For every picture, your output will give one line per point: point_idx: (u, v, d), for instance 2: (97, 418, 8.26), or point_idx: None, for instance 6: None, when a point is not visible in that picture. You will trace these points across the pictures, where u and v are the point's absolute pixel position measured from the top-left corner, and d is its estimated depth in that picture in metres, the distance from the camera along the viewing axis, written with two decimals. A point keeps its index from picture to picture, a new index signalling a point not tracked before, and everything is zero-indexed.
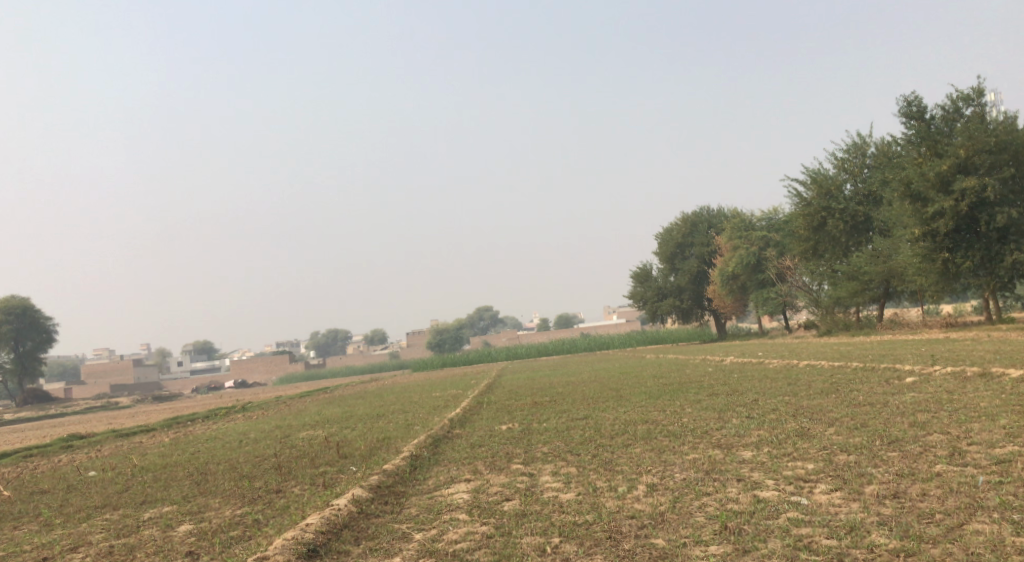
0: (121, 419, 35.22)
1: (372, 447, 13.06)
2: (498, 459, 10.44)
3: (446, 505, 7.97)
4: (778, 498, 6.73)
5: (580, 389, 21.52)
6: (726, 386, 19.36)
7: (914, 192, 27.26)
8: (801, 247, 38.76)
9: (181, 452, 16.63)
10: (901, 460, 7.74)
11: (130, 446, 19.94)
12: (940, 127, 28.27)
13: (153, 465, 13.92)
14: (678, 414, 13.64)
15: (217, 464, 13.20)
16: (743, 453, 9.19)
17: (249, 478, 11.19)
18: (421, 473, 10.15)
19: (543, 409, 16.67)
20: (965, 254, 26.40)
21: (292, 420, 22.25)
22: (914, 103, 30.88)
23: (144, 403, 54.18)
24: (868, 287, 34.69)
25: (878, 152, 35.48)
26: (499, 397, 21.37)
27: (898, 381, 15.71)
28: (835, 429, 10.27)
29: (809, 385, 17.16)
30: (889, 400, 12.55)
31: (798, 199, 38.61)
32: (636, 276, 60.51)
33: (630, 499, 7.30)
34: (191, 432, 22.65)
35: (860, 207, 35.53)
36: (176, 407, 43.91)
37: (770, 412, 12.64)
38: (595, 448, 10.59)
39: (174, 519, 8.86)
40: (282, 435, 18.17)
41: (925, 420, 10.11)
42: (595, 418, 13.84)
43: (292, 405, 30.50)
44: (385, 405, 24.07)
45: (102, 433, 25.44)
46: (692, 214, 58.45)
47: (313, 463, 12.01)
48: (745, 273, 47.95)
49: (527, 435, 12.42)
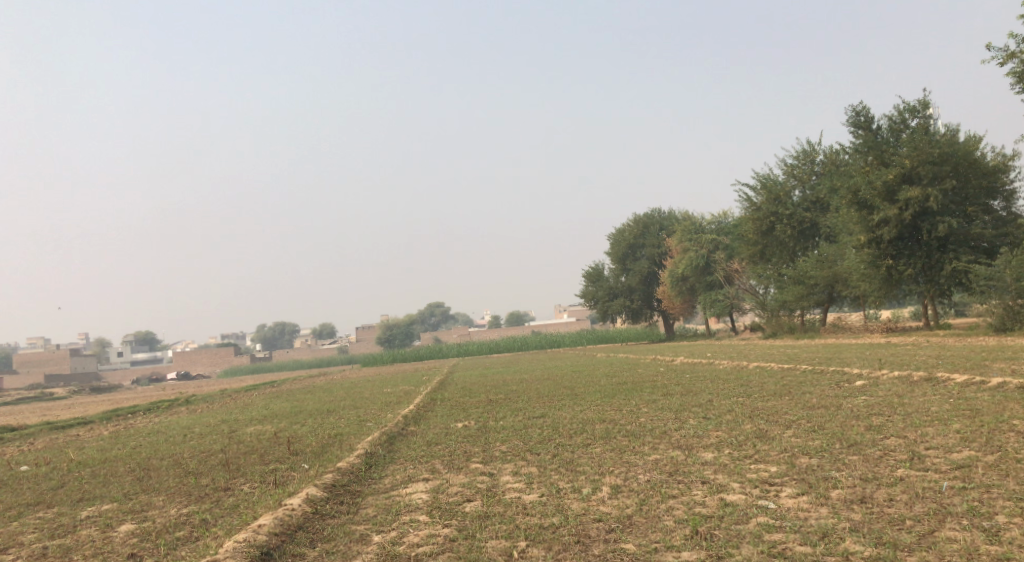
0: (55, 411, 33.93)
1: (324, 444, 12.68)
2: (456, 458, 10.23)
3: (405, 506, 7.71)
4: (746, 502, 6.68)
5: (534, 387, 21.35)
6: (681, 386, 19.42)
7: (860, 200, 27.85)
8: (750, 251, 39.35)
9: (121, 446, 15.97)
10: (863, 464, 7.79)
11: (65, 439, 19.11)
12: (886, 137, 28.93)
13: (91, 459, 13.29)
14: (634, 413, 13.58)
15: (159, 459, 12.68)
16: (705, 455, 9.14)
17: (195, 475, 10.74)
18: (377, 472, 9.85)
19: (498, 406, 16.45)
20: (907, 262, 27.08)
21: (239, 414, 21.59)
22: (863, 112, 31.60)
23: (81, 394, 52.42)
24: (813, 291, 35.36)
25: (826, 160, 36.21)
26: (452, 394, 21.07)
27: (847, 384, 15.96)
28: (793, 431, 10.31)
29: (761, 386, 17.34)
30: (843, 403, 12.69)
31: (748, 203, 39.17)
32: (588, 275, 60.76)
33: (596, 501, 7.16)
34: (132, 425, 21.83)
35: (807, 213, 36.20)
36: (115, 399, 42.52)
37: (727, 413, 12.68)
38: (555, 447, 10.44)
39: (114, 518, 8.40)
40: (228, 429, 17.59)
41: (880, 423, 10.22)
42: (552, 417, 13.69)
43: (238, 398, 29.69)
44: (334, 400, 23.54)
45: (35, 424, 24.35)
46: (644, 215, 58.97)
47: (262, 459, 11.59)
48: (694, 275, 48.51)
49: (484, 433, 12.20)
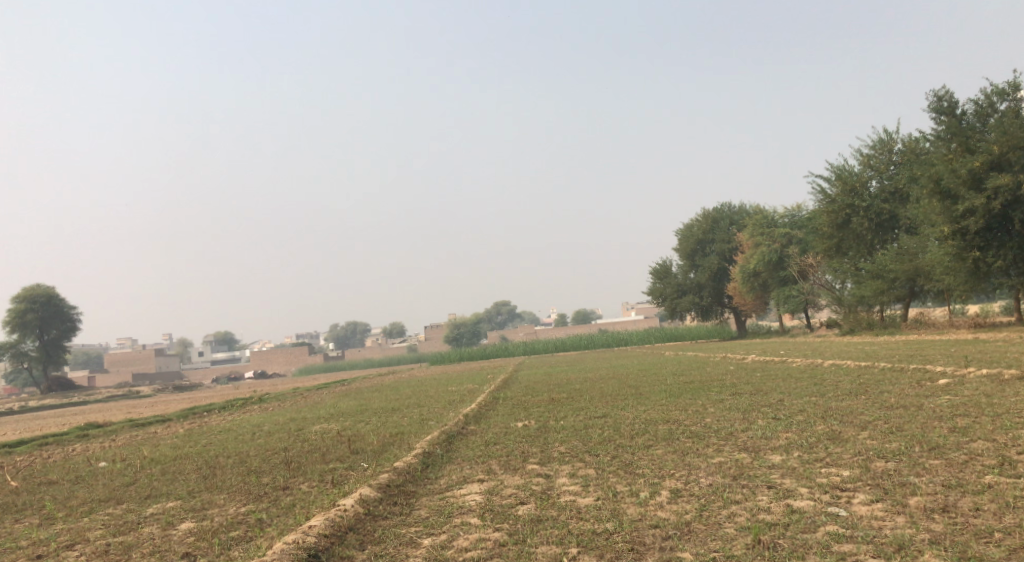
0: (139, 408, 35.34)
1: (384, 443, 12.67)
2: (513, 458, 10.02)
3: (457, 507, 7.55)
4: (814, 509, 6.26)
5: (599, 387, 20.98)
6: (750, 385, 18.80)
7: (944, 189, 26.44)
8: (824, 245, 37.94)
9: (193, 444, 16.36)
10: (945, 470, 7.24)
11: (143, 437, 19.70)
12: (971, 122, 27.42)
13: (163, 457, 13.60)
14: (700, 413, 13.12)
15: (226, 457, 12.91)
16: (772, 458, 8.68)
17: (257, 474, 10.85)
18: (433, 472, 9.75)
19: (561, 406, 16.20)
20: (996, 253, 25.63)
21: (306, 413, 21.96)
22: (946, 97, 30.04)
23: (165, 392, 54.50)
24: (893, 286, 33.83)
25: (905, 149, 34.64)
26: (515, 393, 20.90)
27: (930, 383, 15.09)
28: (869, 433, 9.73)
29: (837, 385, 16.58)
30: (924, 403, 11.96)
31: (822, 195, 37.78)
32: (655, 272, 59.81)
33: (654, 506, 6.85)
34: (207, 423, 22.44)
35: (885, 204, 34.66)
36: (195, 397, 43.96)
37: (798, 414, 12.10)
38: (615, 448, 10.13)
39: (175, 517, 8.51)
40: (295, 428, 17.83)
41: (966, 425, 9.53)
42: (615, 417, 13.34)
43: (309, 396, 30.36)
44: (399, 399, 23.67)
45: (117, 422, 25.31)
46: (714, 210, 57.63)
47: (323, 458, 11.65)
48: (767, 271, 47.11)
49: (544, 433, 11.96)
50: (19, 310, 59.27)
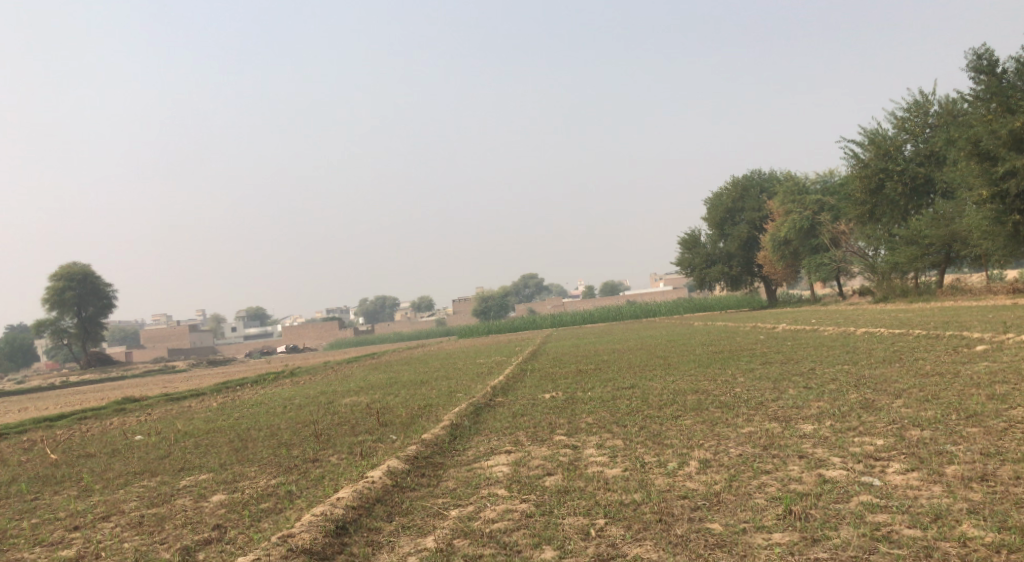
0: (174, 383, 36.02)
1: (413, 414, 12.74)
2: (541, 430, 10.00)
3: (484, 479, 7.54)
4: (847, 479, 6.14)
5: (626, 357, 20.92)
6: (779, 355, 18.55)
7: (983, 151, 25.64)
8: (857, 211, 37.18)
9: (225, 417, 16.62)
10: (983, 438, 7.05)
11: (178, 410, 20.09)
12: (1012, 81, 26.53)
13: (196, 430, 13.81)
14: (730, 383, 12.98)
15: (258, 430, 13.08)
16: (804, 427, 8.52)
17: (287, 446, 10.98)
18: (460, 443, 9.76)
19: (588, 377, 16.15)
20: None
21: (337, 386, 22.18)
22: (985, 56, 29.09)
23: (200, 367, 55.57)
24: (928, 252, 33.12)
25: (942, 111, 33.71)
26: (543, 364, 20.91)
27: (965, 350, 14.80)
28: (903, 401, 9.54)
29: (869, 353, 16.32)
30: (960, 370, 11.70)
31: (855, 160, 36.95)
32: (684, 242, 59.23)
33: (683, 477, 6.78)
34: (239, 397, 22.78)
35: (921, 168, 33.81)
36: (228, 371, 44.70)
37: (829, 382, 11.93)
38: (643, 419, 10.05)
39: (208, 489, 8.61)
40: (325, 401, 18.01)
41: (1005, 392, 9.31)
42: (643, 387, 13.28)
43: (339, 370, 30.64)
44: (428, 371, 23.86)
45: (152, 396, 25.79)
46: (743, 178, 56.75)
47: (352, 431, 11.74)
48: (798, 238, 46.36)
49: (572, 404, 11.91)
50: (56, 288, 60.49)
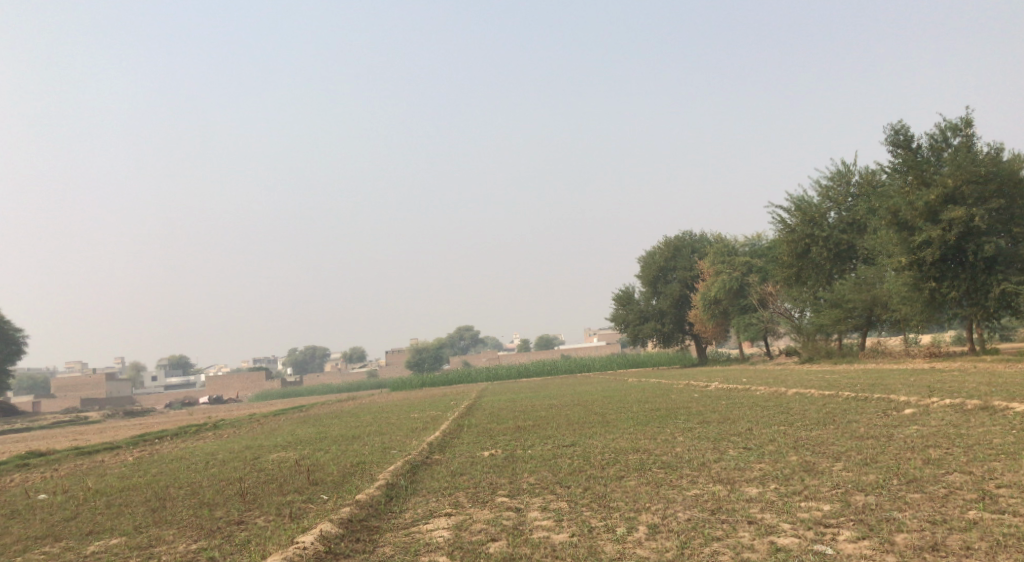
0: (86, 435, 33.89)
1: (345, 473, 12.17)
2: (481, 490, 9.65)
3: (424, 544, 7.16)
4: (800, 547, 6.06)
5: (563, 414, 20.69)
6: (716, 413, 18.57)
7: (901, 220, 26.83)
8: (784, 274, 38.34)
9: (141, 473, 15.56)
10: (927, 504, 7.08)
11: (89, 466, 18.83)
12: (927, 156, 27.98)
13: (109, 488, 12.89)
14: (670, 443, 12.87)
15: (177, 488, 12.27)
16: (749, 491, 8.43)
17: (209, 507, 10.29)
18: (397, 505, 9.31)
19: (527, 434, 15.83)
20: (951, 284, 26.08)
21: (263, 440, 21.21)
22: (902, 131, 30.75)
23: (115, 418, 52.76)
24: (851, 315, 34.23)
25: (863, 181, 35.30)
26: (479, 420, 20.37)
27: (895, 412, 15.09)
28: (843, 464, 9.58)
29: (803, 414, 16.51)
30: (893, 433, 11.87)
31: (782, 225, 38.22)
32: (618, 299, 59.90)
33: (632, 543, 6.56)
34: (157, 451, 21.49)
35: (843, 235, 35.18)
36: (146, 423, 42.44)
37: (768, 443, 11.94)
38: (586, 480, 9.81)
39: (119, 555, 7.93)
40: (250, 456, 17.16)
41: (940, 456, 9.44)
42: (583, 446, 13.06)
43: (265, 423, 29.39)
44: (359, 426, 23.04)
45: (61, 450, 24.18)
46: (675, 238, 58.11)
47: (281, 490, 11.14)
48: (728, 298, 47.42)
49: (511, 463, 11.60)
50: None
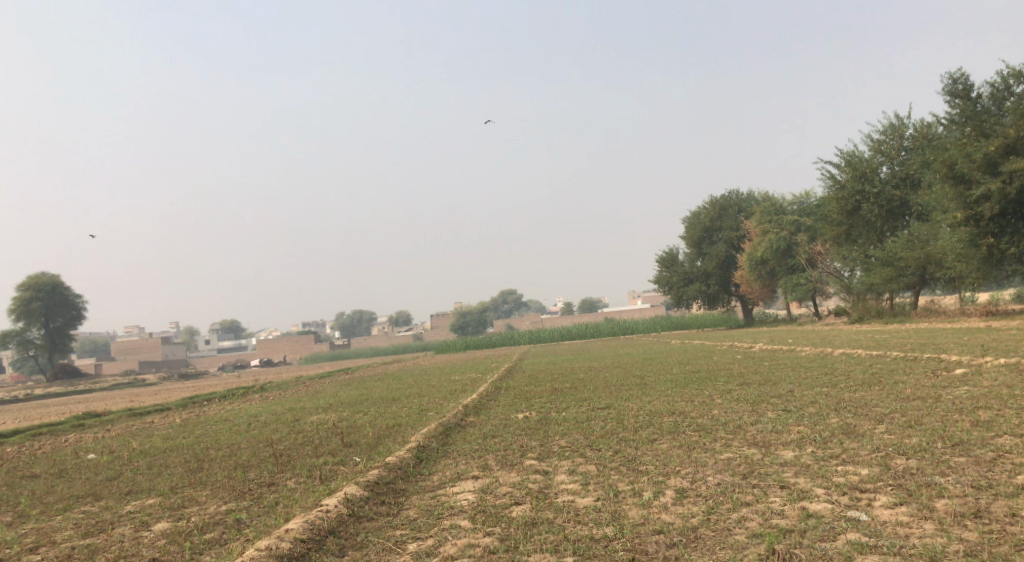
0: (141, 397, 34.92)
1: (379, 435, 12.19)
2: (511, 453, 9.53)
3: (448, 508, 7.07)
4: (832, 513, 5.81)
5: (602, 376, 20.53)
6: (758, 375, 18.22)
7: (957, 174, 25.70)
8: (833, 232, 37.25)
9: (186, 435, 15.92)
10: (972, 468, 6.73)
11: (139, 427, 19.35)
12: (987, 106, 26.58)
13: (152, 449, 13.18)
14: (707, 405, 12.58)
15: (217, 450, 12.45)
16: (785, 454, 8.13)
17: (243, 468, 10.42)
18: (426, 468, 9.26)
19: (563, 396, 15.73)
20: (1010, 239, 24.99)
21: (306, 403, 21.56)
22: (961, 80, 29.30)
23: (170, 381, 54.32)
24: (903, 273, 33.13)
25: (917, 134, 33.87)
26: (517, 382, 20.32)
27: (944, 373, 14.56)
28: (886, 427, 9.18)
29: (848, 375, 16.06)
30: (941, 394, 11.41)
31: (832, 181, 37.01)
32: (662, 260, 59.09)
33: (658, 508, 6.37)
34: (205, 413, 21.99)
35: (896, 191, 33.97)
36: (198, 385, 43.60)
37: (809, 406, 11.57)
38: (618, 442, 9.61)
39: (151, 516, 8.02)
40: (291, 418, 17.39)
41: (990, 419, 8.99)
42: (619, 408, 12.86)
43: (311, 385, 29.89)
44: (400, 388, 23.24)
45: (115, 411, 24.91)
46: (721, 197, 56.83)
47: (314, 452, 11.21)
48: (774, 258, 46.37)
49: (544, 425, 11.49)
50: (24, 299, 59.07)
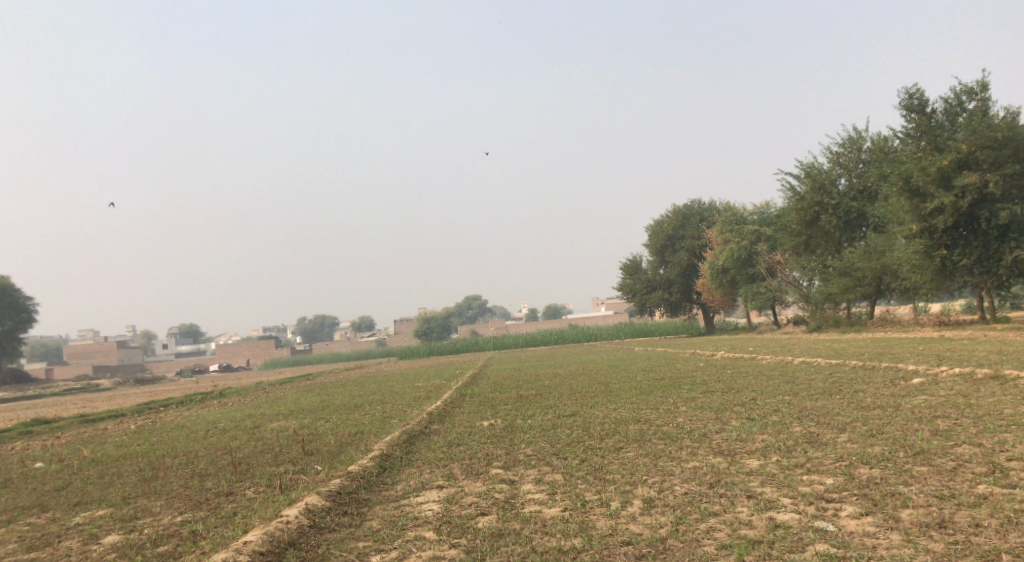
0: (94, 403, 33.93)
1: (341, 443, 11.97)
2: (476, 462, 9.41)
3: (412, 518, 6.93)
4: (800, 524, 5.81)
5: (567, 383, 20.46)
6: (721, 383, 18.34)
7: (912, 187, 26.29)
8: (793, 242, 37.85)
9: (140, 442, 15.46)
10: (934, 478, 6.80)
11: (91, 434, 18.74)
12: (941, 120, 27.24)
13: (105, 457, 12.76)
14: (671, 412, 12.61)
15: (173, 457, 12.11)
16: (750, 463, 8.15)
17: (200, 477, 10.13)
18: (390, 477, 9.09)
19: (529, 403, 15.66)
20: (962, 252, 25.60)
21: (266, 409, 21.13)
22: (916, 95, 30.02)
23: (125, 386, 52.93)
24: (860, 283, 33.76)
25: (874, 147, 34.61)
26: (482, 389, 20.18)
27: (903, 382, 14.78)
28: (848, 436, 9.28)
29: (810, 383, 16.22)
30: (901, 403, 11.58)
31: (792, 192, 37.62)
32: (625, 268, 59.44)
33: (626, 518, 6.32)
34: (160, 420, 21.40)
35: (854, 202, 34.64)
36: (154, 391, 42.55)
37: (772, 414, 11.66)
38: (584, 451, 9.55)
39: (102, 528, 7.74)
40: (251, 426, 17.02)
41: (948, 428, 9.14)
42: (584, 416, 12.82)
43: (270, 391, 29.35)
44: (363, 395, 22.92)
45: (66, 418, 24.15)
46: (683, 207, 57.42)
47: (274, 460, 10.96)
48: (735, 267, 46.95)
49: (510, 433, 11.39)
50: None
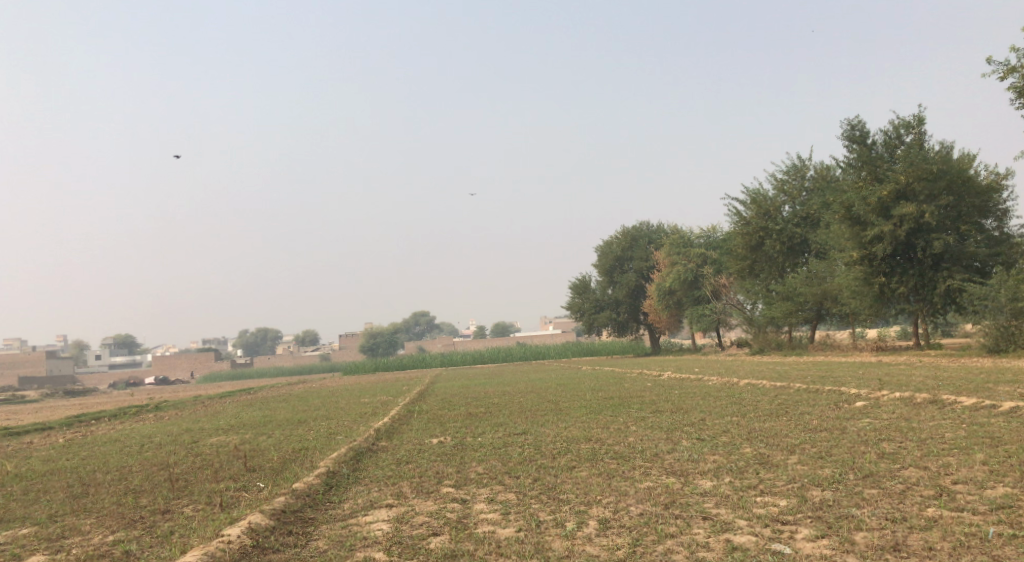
0: (19, 415, 32.39)
1: (285, 459, 11.58)
2: (426, 481, 9.18)
3: (361, 539, 6.69)
4: (757, 546, 5.78)
5: (517, 401, 20.32)
6: (669, 403, 18.40)
7: (854, 216, 27.05)
8: (738, 266, 38.54)
9: (69, 457, 14.70)
10: (885, 500, 6.88)
11: (15, 447, 17.80)
12: (880, 152, 28.15)
13: (30, 473, 12.07)
14: (622, 432, 12.56)
15: (105, 473, 11.53)
16: (703, 484, 8.13)
17: (135, 494, 9.66)
18: (336, 495, 8.81)
19: (478, 421, 15.46)
20: (899, 279, 26.37)
21: (205, 424, 20.36)
22: (858, 127, 31.00)
23: (53, 398, 50.70)
24: (802, 308, 34.51)
25: (817, 176, 35.58)
26: (430, 406, 19.84)
27: (846, 405, 15.05)
28: (798, 457, 9.36)
29: (756, 405, 16.41)
30: (846, 426, 11.76)
31: (738, 217, 38.37)
32: (574, 287, 59.75)
33: (582, 540, 6.21)
34: (90, 433, 20.44)
35: (797, 229, 35.47)
36: (84, 404, 40.83)
37: (722, 435, 11.71)
38: (536, 470, 9.42)
39: (26, 548, 7.28)
40: (188, 441, 16.37)
41: (894, 451, 9.29)
42: (535, 434, 12.69)
43: (209, 406, 28.41)
44: (306, 410, 22.33)
45: None
46: (632, 228, 58.10)
47: (214, 477, 10.53)
48: (682, 289, 47.58)
49: (460, 451, 11.19)
50: None
